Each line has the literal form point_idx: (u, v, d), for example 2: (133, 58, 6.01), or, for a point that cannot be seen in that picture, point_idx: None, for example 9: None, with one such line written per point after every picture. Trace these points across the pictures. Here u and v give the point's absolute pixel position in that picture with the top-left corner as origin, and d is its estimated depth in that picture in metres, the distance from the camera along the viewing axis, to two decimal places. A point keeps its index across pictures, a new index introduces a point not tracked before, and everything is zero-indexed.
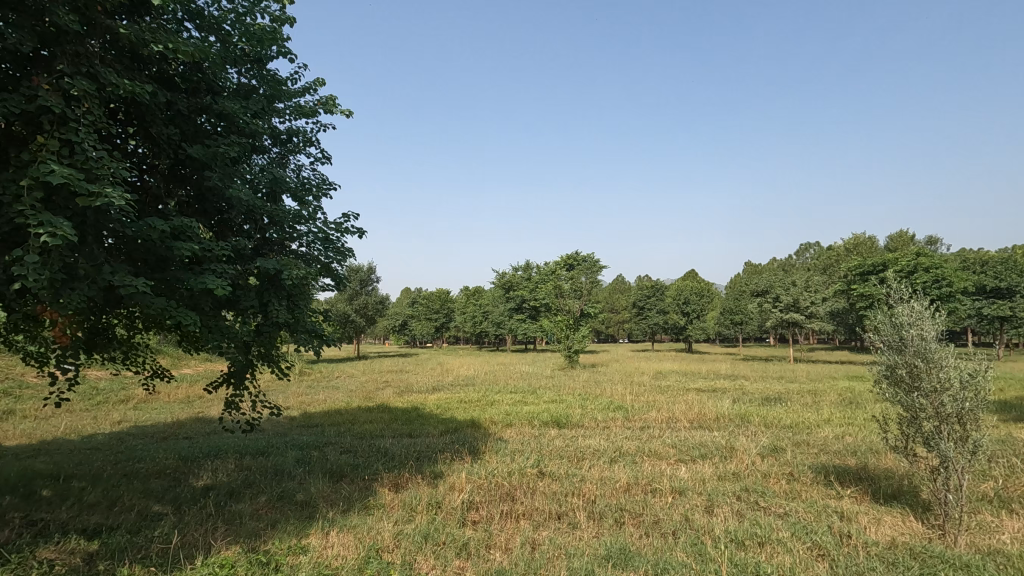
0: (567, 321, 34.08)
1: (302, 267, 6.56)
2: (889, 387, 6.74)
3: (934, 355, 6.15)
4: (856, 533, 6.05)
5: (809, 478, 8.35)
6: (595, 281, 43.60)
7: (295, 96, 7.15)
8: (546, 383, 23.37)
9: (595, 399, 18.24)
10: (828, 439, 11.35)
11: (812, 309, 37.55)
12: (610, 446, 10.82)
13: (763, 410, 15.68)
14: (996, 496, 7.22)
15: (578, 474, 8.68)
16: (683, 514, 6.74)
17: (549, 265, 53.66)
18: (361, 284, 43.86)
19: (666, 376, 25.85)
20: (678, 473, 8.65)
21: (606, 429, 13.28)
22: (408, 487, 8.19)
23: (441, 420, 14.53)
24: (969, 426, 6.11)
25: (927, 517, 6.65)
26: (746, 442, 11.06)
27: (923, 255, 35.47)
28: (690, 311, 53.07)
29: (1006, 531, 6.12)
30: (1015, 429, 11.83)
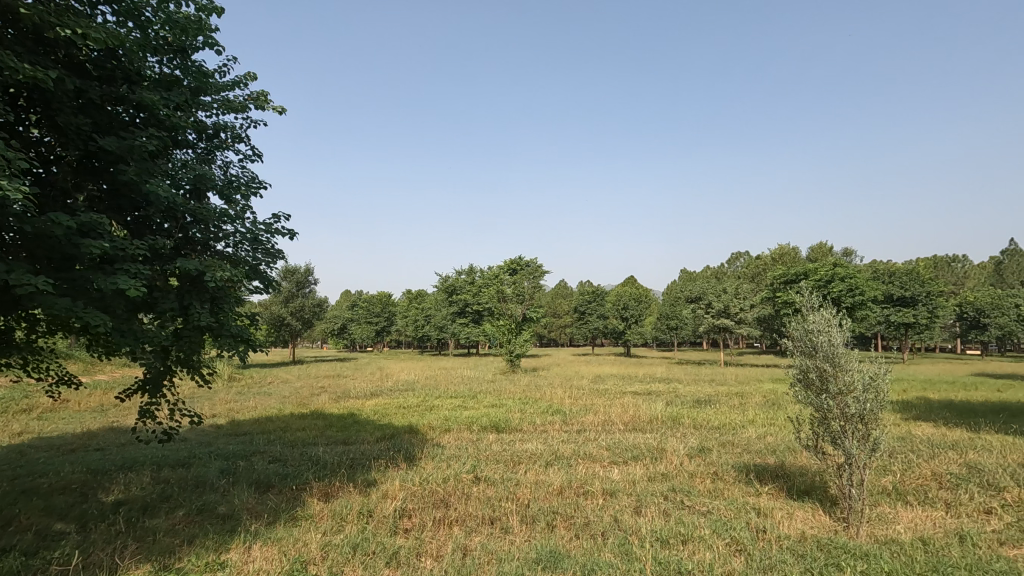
0: (509, 326, 34.27)
1: (228, 268, 6.25)
2: (802, 390, 7.20)
3: (841, 360, 6.64)
4: (770, 529, 6.41)
5: (731, 477, 8.78)
6: (537, 286, 44.09)
7: (223, 89, 6.84)
8: (487, 387, 23.37)
9: (534, 403, 18.44)
10: (751, 439, 12.00)
11: (741, 315, 39.57)
12: (547, 450, 10.95)
13: (693, 412, 16.37)
14: (894, 490, 7.87)
15: (513, 478, 8.73)
16: (612, 515, 6.92)
17: (492, 270, 53.82)
18: (298, 286, 42.32)
19: (604, 380, 26.48)
20: (610, 475, 8.87)
21: (543, 433, 13.44)
22: (338, 496, 7.97)
23: (377, 426, 14.24)
24: (870, 425, 6.60)
25: (834, 511, 7.14)
26: (675, 443, 11.52)
27: (840, 265, 38.16)
28: (629, 316, 54.63)
29: (902, 521, 6.65)
30: (913, 427, 12.94)
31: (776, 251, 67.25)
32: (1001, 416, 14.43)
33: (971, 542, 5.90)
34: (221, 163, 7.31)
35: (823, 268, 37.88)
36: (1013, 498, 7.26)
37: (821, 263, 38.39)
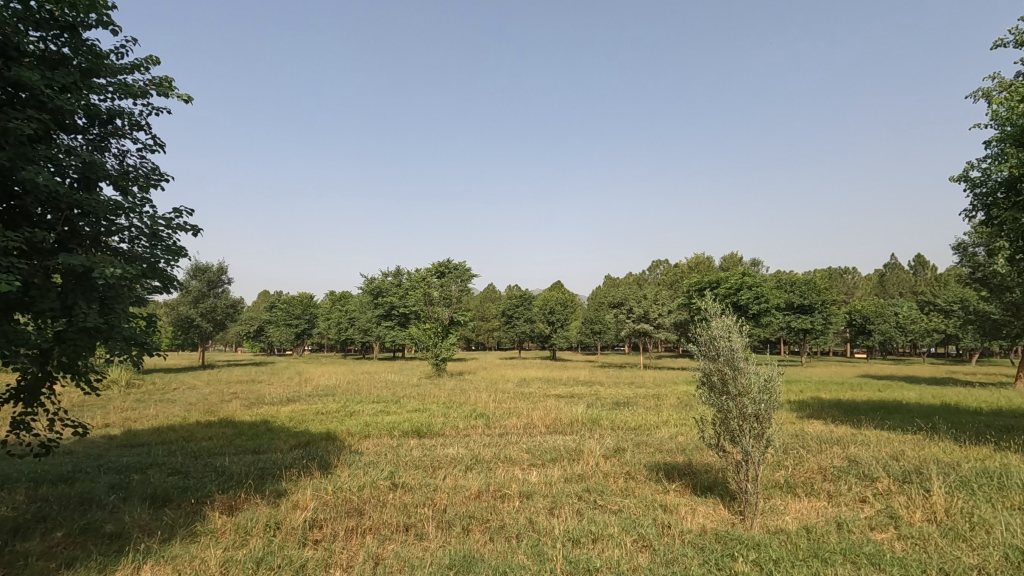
0: (436, 329, 33.91)
1: (121, 265, 5.72)
2: (706, 391, 7.66)
3: (740, 364, 7.14)
4: (675, 524, 6.75)
5: (643, 476, 9.18)
6: (465, 289, 43.95)
7: (120, 73, 6.32)
8: (411, 391, 23.01)
9: (458, 407, 18.35)
10: (663, 439, 12.57)
11: (660, 321, 41.41)
12: (467, 454, 10.95)
13: (612, 414, 16.97)
14: (786, 483, 8.52)
15: (431, 483, 8.66)
16: (528, 517, 7.02)
17: (420, 272, 53.12)
18: (209, 286, 39.66)
19: (529, 383, 26.80)
20: (528, 477, 9.00)
21: (465, 437, 13.43)
22: (244, 508, 7.55)
23: (292, 434, 13.63)
24: (764, 424, 7.11)
25: (733, 505, 7.64)
26: (592, 444, 11.87)
27: (747, 275, 41.02)
28: (555, 320, 55.74)
29: (790, 512, 7.24)
30: (806, 424, 14.11)
31: (692, 260, 71.28)
32: (880, 414, 16.00)
33: (847, 529, 6.51)
34: (117, 151, 6.75)
35: (733, 278, 40.46)
36: (884, 487, 8.10)
37: (731, 272, 41.11)
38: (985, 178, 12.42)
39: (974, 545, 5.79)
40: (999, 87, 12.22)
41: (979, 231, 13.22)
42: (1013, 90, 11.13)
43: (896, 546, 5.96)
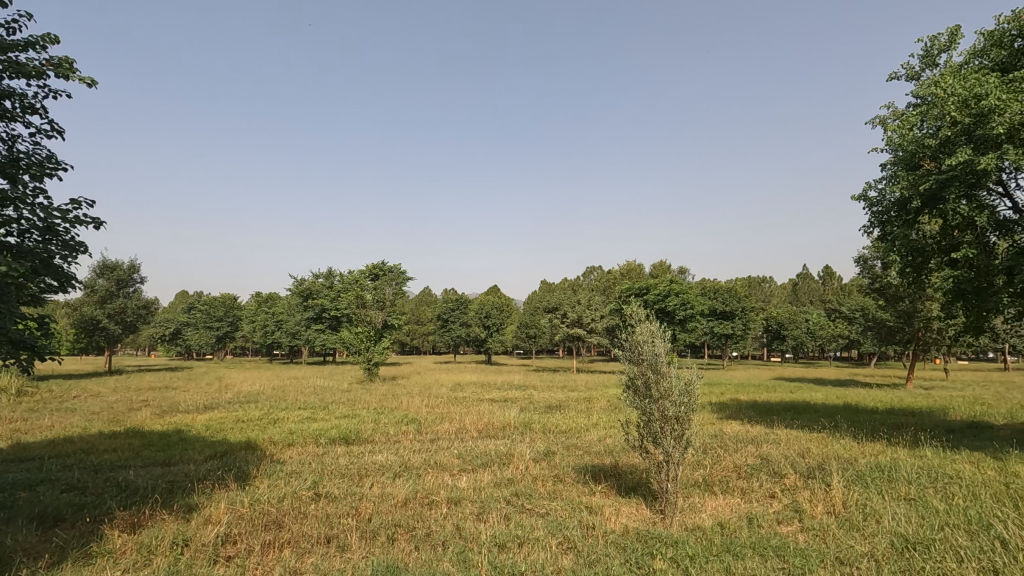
0: (368, 333, 33.03)
1: (9, 260, 5.20)
2: (630, 395, 7.89)
3: (662, 368, 7.43)
4: (598, 525, 6.92)
5: (571, 478, 9.35)
6: (400, 292, 43.17)
7: (9, 49, 5.73)
8: (340, 397, 22.25)
9: (389, 412, 17.94)
10: (591, 441, 12.85)
11: (593, 325, 42.41)
12: (396, 460, 10.72)
13: (543, 417, 17.18)
14: (703, 481, 8.94)
15: (357, 492, 8.41)
16: (455, 523, 6.96)
17: (352, 274, 51.66)
18: (118, 285, 36.61)
19: (462, 388, 26.61)
20: (457, 483, 8.92)
21: (395, 443, 13.15)
22: (149, 525, 7.01)
23: (208, 443, 12.82)
24: (684, 425, 7.44)
25: (654, 504, 7.93)
26: (523, 448, 11.95)
27: (674, 282, 42.83)
28: (491, 325, 55.71)
29: (706, 509, 7.60)
30: (725, 425, 14.89)
31: (624, 267, 73.68)
32: (790, 414, 17.16)
33: (756, 523, 6.91)
34: (5, 135, 6.11)
35: (661, 284, 42.13)
36: (790, 482, 8.67)
37: (660, 279, 42.69)
38: (881, 198, 13.63)
39: (866, 534, 6.29)
40: (893, 116, 13.46)
41: (875, 246, 14.49)
42: (904, 119, 12.30)
43: (799, 538, 6.39)
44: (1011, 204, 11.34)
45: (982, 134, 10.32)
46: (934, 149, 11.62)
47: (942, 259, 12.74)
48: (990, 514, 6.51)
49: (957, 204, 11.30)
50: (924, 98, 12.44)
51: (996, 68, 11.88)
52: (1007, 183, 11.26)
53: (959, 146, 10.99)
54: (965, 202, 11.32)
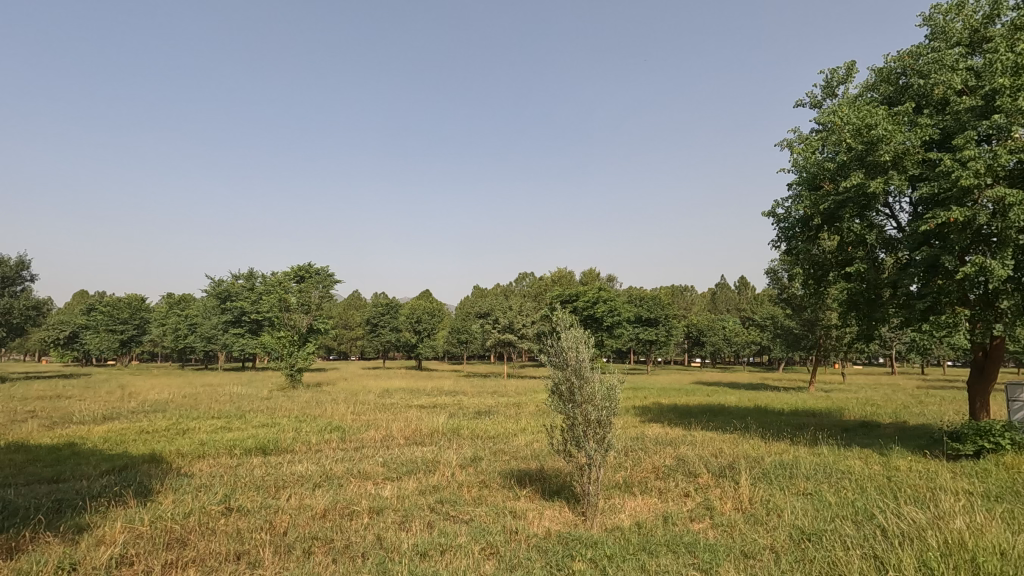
0: (291, 337, 31.60)
1: None
2: (554, 399, 8.03)
3: (585, 373, 7.63)
4: (522, 529, 6.98)
5: (496, 484, 9.37)
6: (327, 295, 41.74)
7: None
8: (259, 405, 21.13)
9: (312, 420, 17.23)
10: (518, 446, 12.95)
11: (524, 331, 42.80)
12: (317, 470, 10.32)
13: (472, 423, 17.12)
14: (624, 483, 9.24)
15: (272, 504, 8.02)
16: (375, 533, 6.80)
17: (276, 276, 49.44)
18: (5, 283, 33.35)
19: (390, 394, 26.05)
20: (380, 492, 8.71)
21: (317, 452, 12.66)
22: (30, 550, 6.33)
23: (105, 457, 11.78)
24: (605, 429, 7.66)
25: (577, 507, 8.10)
26: (450, 454, 11.85)
27: (603, 289, 44.14)
28: (422, 330, 54.96)
29: (625, 510, 7.87)
30: (646, 427, 15.49)
31: (556, 274, 75.17)
32: (706, 417, 18.13)
33: (671, 522, 7.22)
34: None
35: (591, 291, 43.30)
36: (703, 481, 9.16)
37: (589, 287, 43.82)
38: (787, 215, 14.76)
39: (769, 528, 6.74)
40: (798, 140, 14.61)
41: (781, 259, 15.67)
42: (808, 143, 13.36)
43: (710, 534, 6.74)
44: (895, 225, 12.61)
45: (872, 160, 11.40)
46: (833, 172, 12.71)
47: (838, 273, 13.94)
48: (873, 505, 7.17)
49: (852, 223, 12.43)
50: (824, 125, 13.58)
51: (884, 101, 13.17)
52: (892, 205, 12.51)
53: (854, 170, 12.08)
54: (858, 221, 12.45)
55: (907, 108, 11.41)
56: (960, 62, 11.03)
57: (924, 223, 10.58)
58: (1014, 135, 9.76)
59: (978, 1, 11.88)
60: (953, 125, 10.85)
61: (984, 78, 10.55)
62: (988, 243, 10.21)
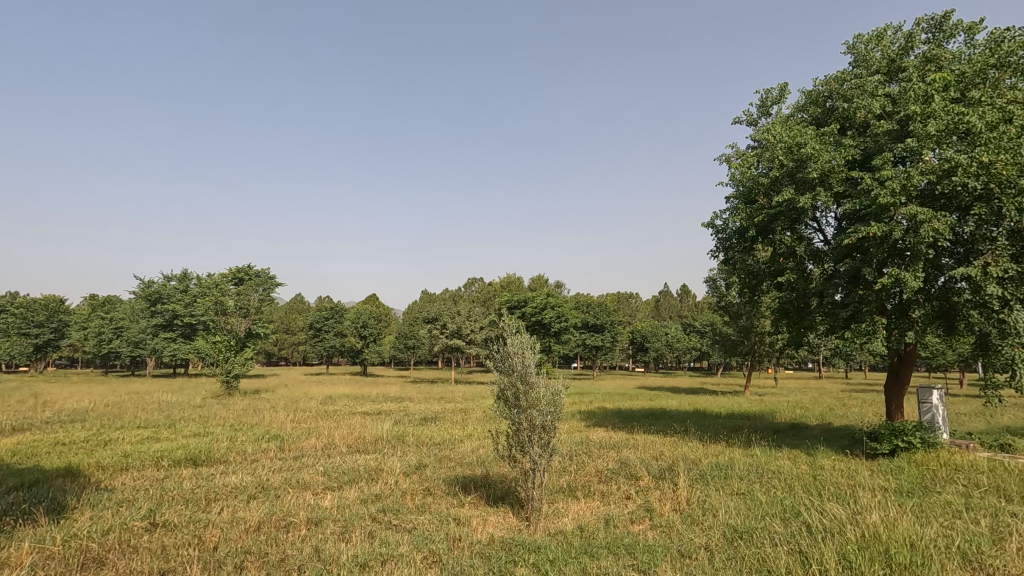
0: (227, 342, 30.19)
1: None
2: (500, 404, 8.03)
3: (530, 379, 7.68)
4: (466, 536, 6.94)
5: (440, 491, 9.28)
6: (267, 298, 40.19)
7: None
8: (190, 413, 19.98)
9: (248, 429, 16.46)
10: (464, 452, 12.88)
11: (472, 336, 42.67)
12: (253, 481, 9.89)
13: (418, 429, 16.88)
14: (568, 487, 9.37)
15: (202, 518, 7.61)
16: (313, 545, 6.58)
17: (211, 278, 47.22)
18: None
19: (333, 401, 25.26)
20: (319, 502, 8.44)
21: (253, 462, 12.13)
22: None
23: (13, 471, 10.83)
24: (549, 434, 7.73)
25: (521, 512, 8.13)
26: (394, 462, 11.63)
27: (551, 295, 44.65)
28: (367, 334, 53.82)
29: (569, 514, 7.96)
30: (591, 431, 15.76)
31: (505, 279, 75.53)
32: (649, 420, 18.66)
33: (612, 524, 7.36)
34: None
35: (539, 297, 43.73)
36: (644, 484, 9.41)
37: (537, 292, 44.27)
38: (725, 226, 15.44)
39: (704, 528, 6.99)
40: (736, 155, 15.32)
41: (720, 268, 16.35)
42: (744, 158, 14.03)
43: (649, 535, 6.91)
44: (822, 238, 13.42)
45: (801, 177, 12.10)
46: (767, 186, 13.40)
47: (771, 282, 14.71)
48: (799, 503, 7.58)
49: (783, 235, 13.14)
50: (759, 141, 14.31)
51: (813, 122, 14.04)
52: (820, 219, 13.29)
53: (785, 186, 12.78)
54: (789, 234, 13.17)
55: (833, 128, 12.17)
56: (879, 88, 11.90)
57: (847, 237, 11.31)
58: (925, 158, 10.58)
59: (895, 33, 12.87)
60: (873, 147, 11.67)
61: (900, 104, 11.42)
62: (902, 257, 11.03)
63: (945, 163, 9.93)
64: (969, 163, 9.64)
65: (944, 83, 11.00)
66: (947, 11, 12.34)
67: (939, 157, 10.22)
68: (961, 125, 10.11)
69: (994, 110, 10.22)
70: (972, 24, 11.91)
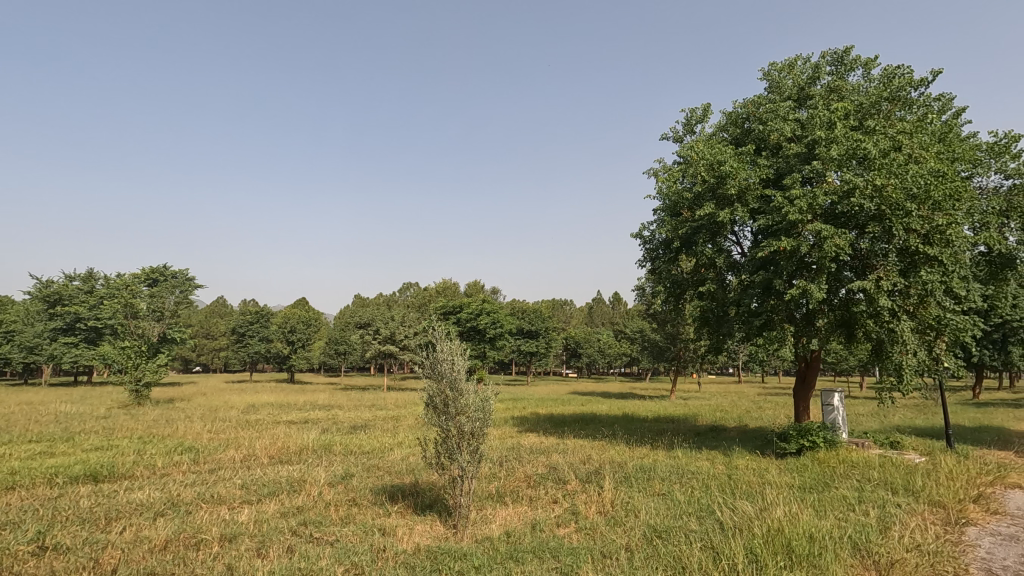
0: (138, 348, 28.03)
1: None
2: (429, 412, 7.92)
3: (460, 385, 7.65)
4: (390, 546, 6.81)
5: (367, 501, 9.04)
6: (184, 301, 37.71)
7: None
8: (92, 425, 18.36)
9: (159, 441, 15.36)
10: (393, 461, 12.60)
11: (406, 342, 41.96)
12: (161, 497, 9.23)
13: (346, 438, 16.35)
14: (497, 493, 9.40)
15: (101, 539, 7.03)
16: (226, 563, 6.24)
17: (121, 278, 43.79)
18: None
19: (256, 410, 24.02)
20: (235, 517, 8.01)
21: (163, 476, 11.31)
22: None
23: None
24: (478, 441, 7.75)
25: (449, 520, 8.08)
26: (318, 472, 11.21)
27: (486, 301, 44.74)
28: (295, 340, 51.68)
29: (496, 520, 7.99)
30: (523, 437, 15.88)
31: (440, 285, 75.03)
32: (579, 425, 19.05)
33: (539, 529, 7.46)
34: None
35: (474, 303, 43.72)
36: (572, 487, 9.61)
37: (473, 298, 44.29)
38: (652, 237, 16.09)
39: (626, 528, 7.25)
40: (663, 170, 16.01)
41: (647, 277, 17.01)
42: (670, 173, 14.70)
43: (574, 538, 7.07)
44: (739, 250, 14.27)
45: (721, 193, 12.88)
46: (691, 200, 14.12)
47: (693, 292, 15.49)
48: (714, 502, 7.99)
49: (705, 247, 13.91)
50: (685, 158, 15.08)
51: (733, 141, 14.96)
52: (737, 233, 14.15)
53: (707, 201, 13.53)
54: (710, 246, 13.95)
55: (750, 148, 13.02)
56: (790, 113, 12.87)
57: (761, 250, 12.10)
58: (829, 180, 11.54)
59: (804, 64, 13.97)
60: (784, 167, 12.60)
61: (808, 129, 12.39)
62: (809, 270, 11.94)
63: (845, 185, 10.89)
64: (865, 185, 10.62)
65: (846, 112, 12.05)
66: (847, 47, 13.54)
67: (841, 178, 11.17)
68: (859, 150, 11.11)
69: (887, 139, 11.32)
70: (869, 60, 13.13)
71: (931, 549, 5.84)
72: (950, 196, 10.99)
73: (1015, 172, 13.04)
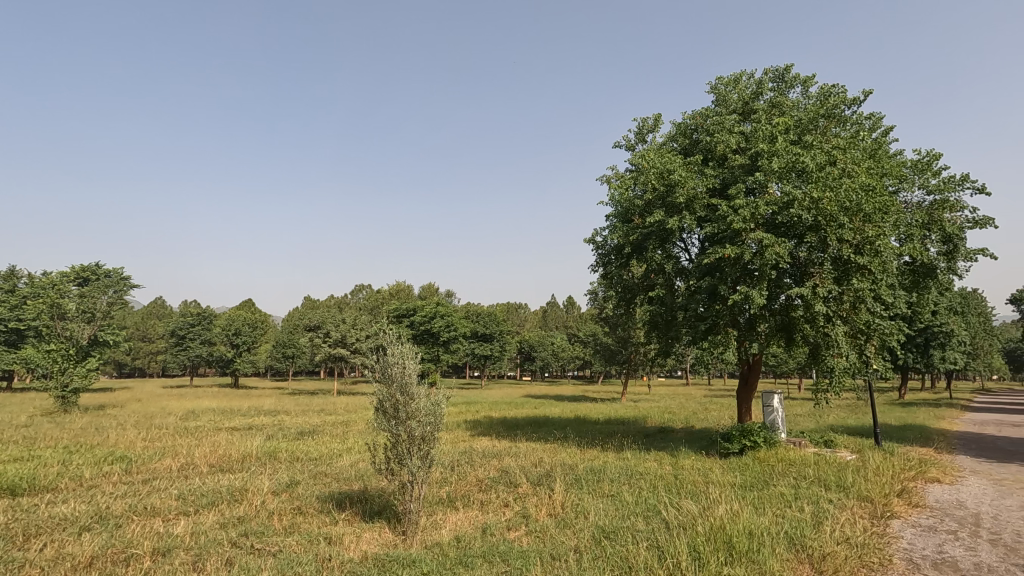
0: (66, 351, 26.30)
1: None
2: (378, 416, 7.74)
3: (411, 388, 7.56)
4: (336, 556, 6.63)
5: (312, 510, 8.77)
6: (119, 302, 35.65)
7: None
8: (12, 434, 17.08)
9: (87, 450, 14.41)
10: (341, 467, 12.29)
11: (357, 345, 41.08)
12: (88, 510, 8.65)
13: (293, 445, 15.84)
14: (447, 497, 9.32)
15: (18, 557, 6.52)
16: None
17: (47, 276, 40.98)
18: None
19: (195, 416, 22.93)
20: (170, 530, 7.60)
21: (91, 488, 10.63)
22: None
23: None
24: (428, 445, 7.66)
25: (398, 527, 7.94)
26: (262, 481, 10.79)
27: (440, 304, 44.41)
28: (239, 343, 49.69)
29: (446, 525, 7.92)
30: (475, 441, 15.82)
31: (394, 287, 73.95)
32: (531, 428, 19.16)
33: (489, 533, 7.43)
34: None
35: (427, 306, 43.31)
36: (522, 490, 9.65)
37: (426, 301, 43.89)
38: (604, 242, 16.38)
39: (575, 530, 7.32)
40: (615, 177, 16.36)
41: (598, 281, 17.30)
42: (622, 181, 15.03)
43: (524, 541, 7.09)
44: (687, 256, 14.74)
45: (670, 201, 13.28)
46: (641, 208, 14.49)
47: (643, 296, 15.88)
48: (660, 501, 8.19)
49: (654, 253, 14.29)
50: (636, 166, 15.48)
51: (681, 151, 15.44)
52: (685, 239, 14.60)
53: (657, 208, 13.92)
54: (659, 252, 14.34)
55: (697, 158, 13.48)
56: (735, 126, 13.42)
57: (707, 257, 12.52)
58: (770, 191, 12.09)
59: (748, 79, 14.61)
60: (729, 178, 13.12)
61: (751, 142, 12.95)
62: (751, 276, 12.46)
63: (784, 196, 11.45)
64: (802, 198, 11.19)
65: (785, 127, 12.67)
66: (787, 65, 14.25)
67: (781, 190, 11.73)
68: (798, 164, 11.70)
69: (822, 154, 11.97)
70: (806, 79, 13.87)
71: (858, 542, 6.19)
72: (878, 209, 11.73)
73: (936, 189, 14.05)
